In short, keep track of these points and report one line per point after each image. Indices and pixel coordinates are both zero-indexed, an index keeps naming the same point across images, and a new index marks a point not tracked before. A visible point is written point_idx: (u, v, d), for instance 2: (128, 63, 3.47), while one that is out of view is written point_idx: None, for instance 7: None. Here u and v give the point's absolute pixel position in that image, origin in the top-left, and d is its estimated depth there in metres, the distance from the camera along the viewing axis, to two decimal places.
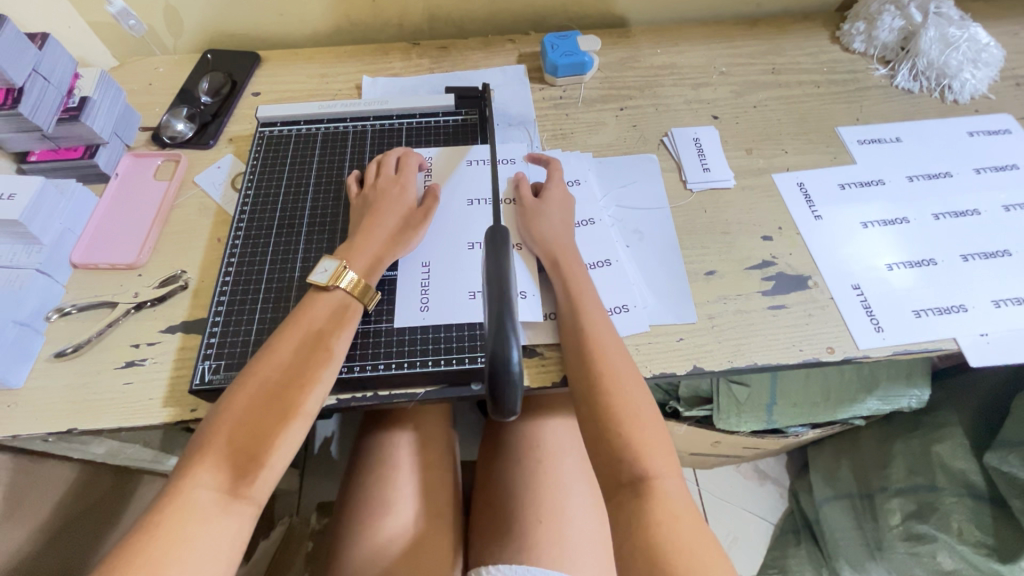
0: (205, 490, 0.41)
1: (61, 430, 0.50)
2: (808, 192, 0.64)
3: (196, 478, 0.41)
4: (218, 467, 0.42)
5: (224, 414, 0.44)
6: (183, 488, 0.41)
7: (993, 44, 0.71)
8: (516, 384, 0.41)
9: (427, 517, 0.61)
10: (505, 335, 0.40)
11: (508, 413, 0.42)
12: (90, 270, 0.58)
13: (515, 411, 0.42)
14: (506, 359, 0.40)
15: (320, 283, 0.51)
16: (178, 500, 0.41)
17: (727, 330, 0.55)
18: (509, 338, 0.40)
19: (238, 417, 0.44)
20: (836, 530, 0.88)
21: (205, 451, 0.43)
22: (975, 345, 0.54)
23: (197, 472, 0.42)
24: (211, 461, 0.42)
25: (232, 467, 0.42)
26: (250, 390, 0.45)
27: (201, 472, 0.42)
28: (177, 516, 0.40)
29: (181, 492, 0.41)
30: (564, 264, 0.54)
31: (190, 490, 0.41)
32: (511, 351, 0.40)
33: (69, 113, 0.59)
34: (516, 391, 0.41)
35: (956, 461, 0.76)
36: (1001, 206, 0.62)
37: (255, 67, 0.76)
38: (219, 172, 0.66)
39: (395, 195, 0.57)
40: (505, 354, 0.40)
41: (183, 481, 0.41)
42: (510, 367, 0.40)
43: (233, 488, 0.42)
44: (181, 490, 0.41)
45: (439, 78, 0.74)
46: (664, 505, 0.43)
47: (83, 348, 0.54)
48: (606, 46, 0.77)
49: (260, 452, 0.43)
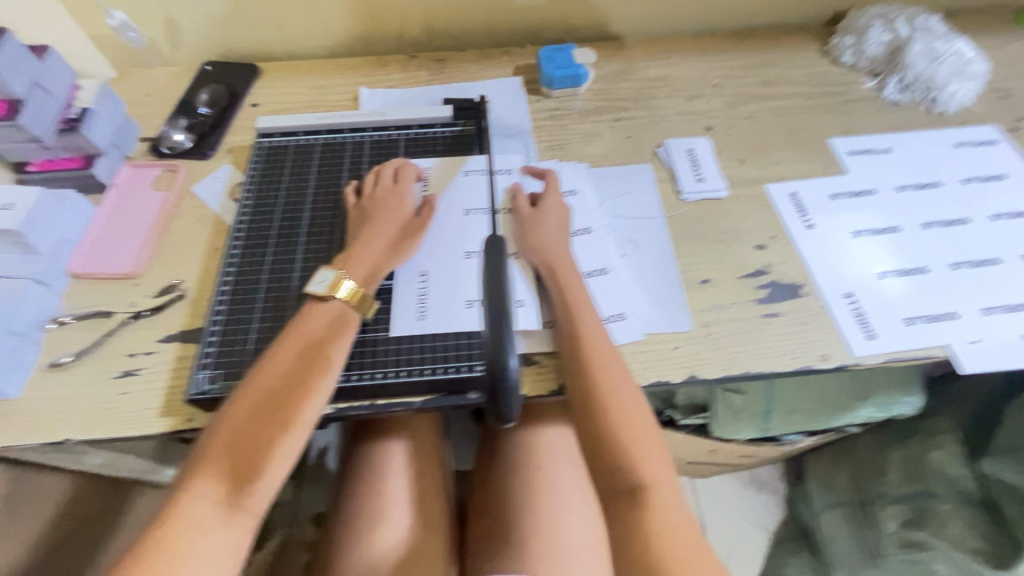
0: (205, 502, 0.41)
1: (56, 441, 0.49)
2: (800, 202, 0.65)
3: (196, 491, 0.41)
4: (217, 479, 0.42)
5: (223, 425, 0.44)
6: (182, 502, 0.41)
7: (978, 58, 0.73)
8: (515, 390, 0.42)
9: (421, 528, 0.61)
10: (503, 343, 0.41)
11: (506, 420, 0.44)
12: (88, 279, 0.58)
13: (514, 416, 0.44)
14: (505, 367, 0.41)
15: (319, 293, 0.51)
16: (177, 513, 0.40)
17: (722, 338, 0.55)
18: (507, 347, 0.41)
19: (239, 428, 0.44)
20: (834, 540, 0.86)
21: (205, 463, 0.42)
22: (966, 351, 0.54)
23: (197, 485, 0.41)
24: (211, 473, 0.42)
25: (231, 479, 0.42)
26: (250, 400, 0.45)
27: (200, 484, 0.42)
28: (176, 529, 0.40)
29: (181, 506, 0.41)
30: (562, 273, 0.54)
31: (190, 503, 0.41)
32: (510, 359, 0.41)
33: (68, 123, 0.60)
34: (515, 397, 0.42)
35: (951, 468, 0.77)
36: (989, 215, 0.63)
37: (254, 79, 0.77)
38: (217, 182, 0.67)
39: (393, 206, 0.58)
40: (504, 361, 0.41)
41: (183, 494, 0.41)
42: (508, 375, 0.41)
43: (234, 499, 0.42)
44: (180, 503, 0.41)
45: (436, 90, 0.75)
46: (660, 515, 0.43)
47: (79, 358, 0.53)
48: (601, 59, 0.78)
49: (260, 462, 0.43)
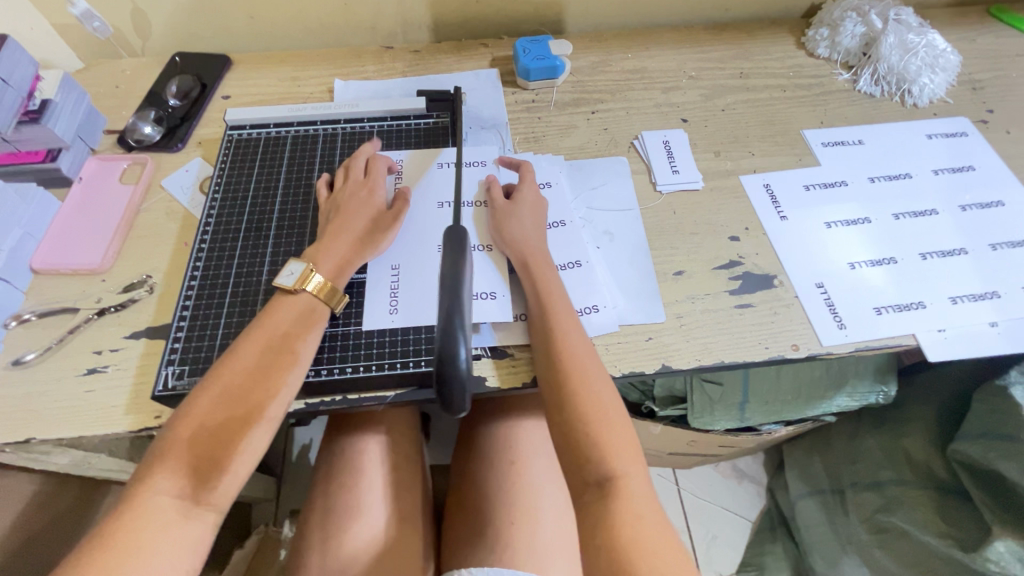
0: (165, 496, 0.40)
1: (18, 440, 0.48)
2: (774, 193, 0.65)
3: (156, 485, 0.41)
4: (177, 473, 0.41)
5: (186, 419, 0.43)
6: (141, 495, 0.40)
7: (949, 50, 0.73)
8: (463, 380, 0.42)
9: (398, 522, 0.61)
10: (453, 332, 0.41)
11: (457, 410, 0.42)
12: (52, 276, 0.57)
13: (465, 408, 0.42)
14: (454, 354, 0.41)
15: (286, 287, 0.51)
16: (136, 507, 0.40)
17: (694, 329, 0.56)
18: (457, 335, 0.41)
19: (202, 424, 0.43)
20: (811, 527, 0.90)
21: (166, 458, 0.42)
22: (934, 340, 0.55)
23: (157, 479, 0.41)
24: (171, 467, 0.41)
25: (193, 473, 0.41)
26: (212, 393, 0.44)
27: (160, 479, 0.41)
28: (135, 522, 0.39)
29: (140, 499, 0.40)
30: (534, 266, 0.54)
31: (149, 497, 0.40)
32: (460, 347, 0.41)
33: (29, 116, 0.58)
34: (462, 388, 0.42)
35: (921, 454, 0.77)
36: (958, 206, 0.64)
37: (225, 71, 0.75)
38: (187, 175, 0.65)
39: (365, 198, 0.57)
40: (452, 349, 0.41)
41: (142, 487, 0.41)
42: (458, 363, 0.41)
43: (194, 493, 0.41)
44: (139, 497, 0.40)
45: (412, 81, 0.74)
46: (627, 506, 0.43)
47: (42, 355, 0.52)
48: (578, 51, 0.78)
49: (223, 457, 0.42)
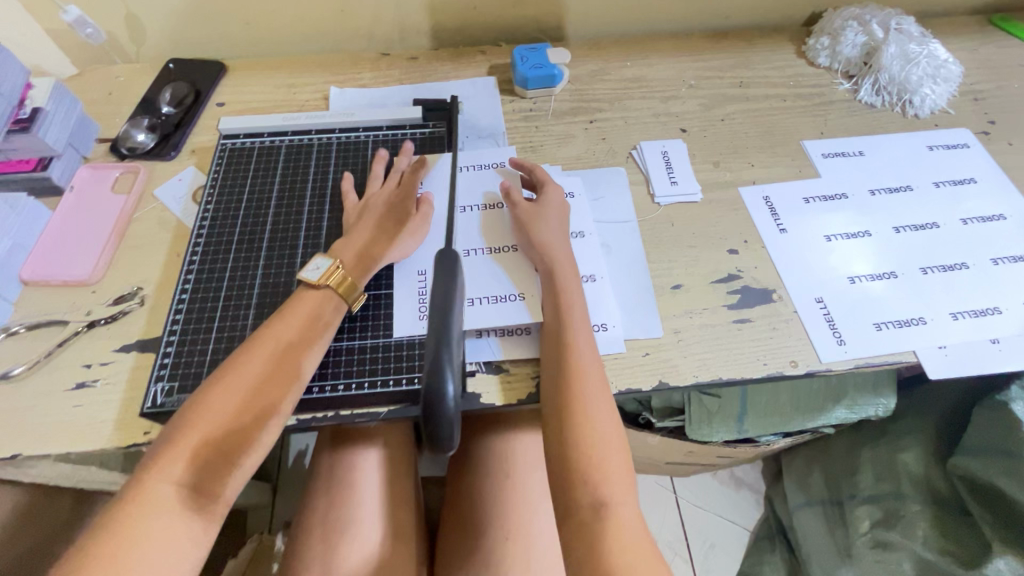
0: (172, 485, 0.40)
1: (4, 456, 0.47)
2: (773, 205, 0.64)
3: (164, 473, 0.40)
4: (187, 461, 0.41)
5: (200, 407, 0.43)
6: (147, 483, 0.40)
7: (951, 61, 0.73)
8: (451, 419, 0.41)
9: (392, 537, 0.60)
10: (441, 369, 0.40)
11: (445, 449, 0.42)
12: (42, 287, 0.56)
13: (453, 446, 0.42)
14: (443, 393, 0.40)
15: (312, 280, 0.51)
16: (142, 496, 0.39)
17: (693, 345, 0.55)
18: (445, 371, 0.40)
19: (218, 415, 0.43)
20: (809, 537, 0.89)
21: (177, 446, 0.41)
22: (934, 357, 0.55)
23: (166, 466, 0.40)
24: (181, 455, 0.41)
25: (203, 463, 0.41)
26: (228, 384, 0.44)
27: (170, 466, 0.40)
28: (140, 511, 0.39)
29: (147, 486, 0.40)
30: (563, 273, 0.53)
31: (156, 485, 0.40)
32: (448, 384, 0.40)
33: (20, 125, 0.58)
34: (451, 427, 0.41)
35: (921, 468, 0.76)
36: (959, 219, 0.63)
37: (220, 77, 0.74)
38: (179, 184, 0.65)
39: (392, 199, 0.58)
40: (440, 387, 0.40)
41: (150, 475, 0.40)
42: (446, 402, 0.40)
43: (203, 484, 0.41)
44: (145, 484, 0.40)
45: (408, 89, 0.73)
46: (616, 537, 0.42)
47: (30, 369, 0.52)
48: (576, 59, 0.77)
49: (235, 448, 0.42)
